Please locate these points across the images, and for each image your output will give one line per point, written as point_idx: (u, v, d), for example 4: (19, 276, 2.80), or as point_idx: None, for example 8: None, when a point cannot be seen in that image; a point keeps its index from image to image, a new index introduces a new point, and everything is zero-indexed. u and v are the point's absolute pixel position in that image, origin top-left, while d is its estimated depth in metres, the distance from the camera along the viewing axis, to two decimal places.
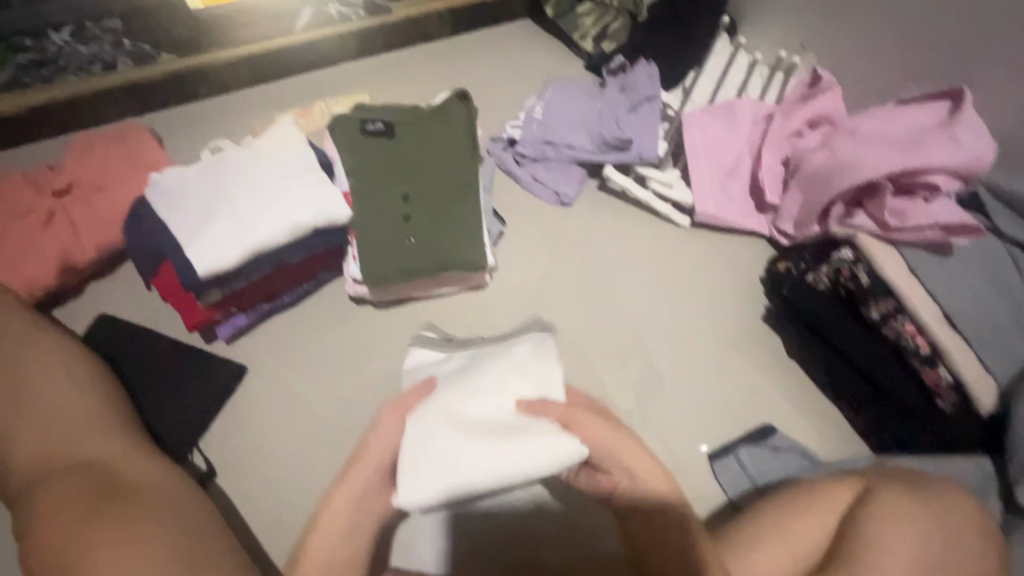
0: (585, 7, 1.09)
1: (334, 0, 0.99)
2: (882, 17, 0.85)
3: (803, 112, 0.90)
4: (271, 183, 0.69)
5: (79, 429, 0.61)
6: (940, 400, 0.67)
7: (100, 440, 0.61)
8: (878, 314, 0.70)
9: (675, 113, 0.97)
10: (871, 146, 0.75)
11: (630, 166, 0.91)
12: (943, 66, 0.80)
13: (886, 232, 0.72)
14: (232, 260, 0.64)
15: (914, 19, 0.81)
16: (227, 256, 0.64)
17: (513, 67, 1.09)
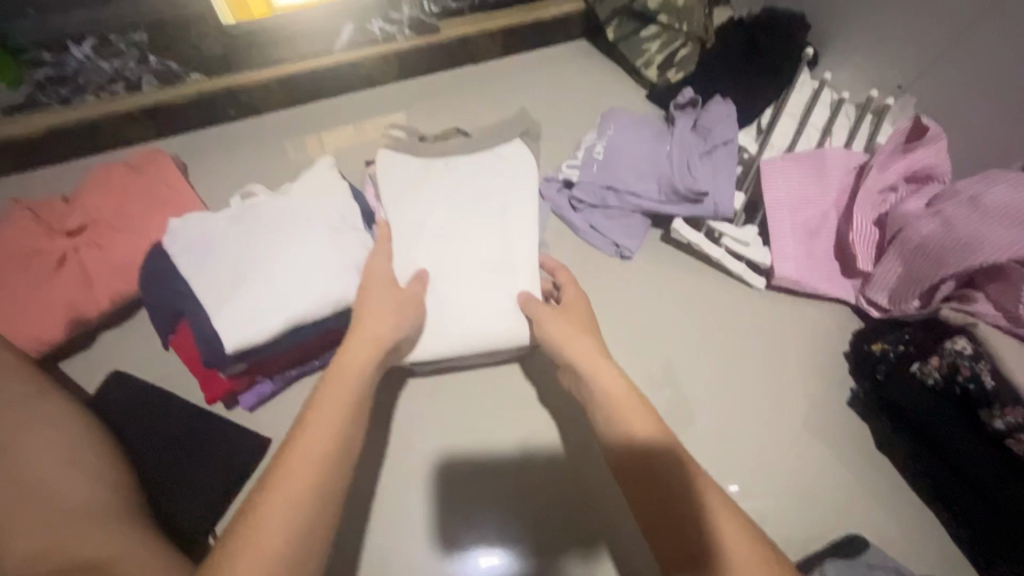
0: (650, 31, 0.99)
1: (377, 18, 0.91)
2: (1004, 64, 0.74)
3: (902, 165, 0.80)
4: (310, 243, 0.61)
5: (75, 526, 0.51)
6: None
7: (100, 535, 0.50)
8: (1002, 424, 0.60)
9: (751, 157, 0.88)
10: (997, 222, 0.65)
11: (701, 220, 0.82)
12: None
13: (1014, 326, 0.63)
14: (269, 333, 0.56)
15: None
16: (262, 329, 0.57)
17: (568, 95, 1.00)
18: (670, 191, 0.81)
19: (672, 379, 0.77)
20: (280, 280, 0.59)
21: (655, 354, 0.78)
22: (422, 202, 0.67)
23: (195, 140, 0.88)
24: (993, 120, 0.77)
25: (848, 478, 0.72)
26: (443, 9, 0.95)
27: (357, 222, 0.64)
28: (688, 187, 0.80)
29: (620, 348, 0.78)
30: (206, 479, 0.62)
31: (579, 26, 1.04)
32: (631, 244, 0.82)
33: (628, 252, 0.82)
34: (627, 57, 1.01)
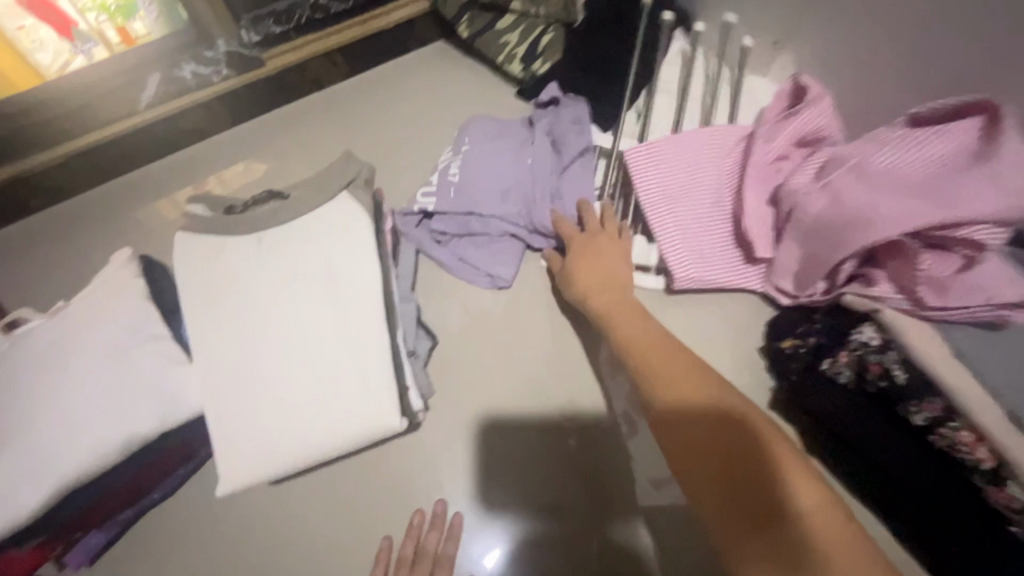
0: (505, 22, 0.89)
1: (188, 60, 0.79)
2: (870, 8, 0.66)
3: (789, 133, 0.72)
4: (87, 375, 0.51)
5: None
6: (1015, 527, 0.50)
7: None
8: (922, 419, 0.54)
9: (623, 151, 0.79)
10: (884, 191, 0.58)
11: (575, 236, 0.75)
12: (970, 60, 0.59)
13: (918, 308, 0.56)
14: (33, 507, 0.47)
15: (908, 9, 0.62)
16: (27, 501, 0.47)
17: (431, 112, 0.90)
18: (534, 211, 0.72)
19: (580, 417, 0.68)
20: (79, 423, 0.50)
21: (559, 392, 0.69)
22: (239, 288, 0.54)
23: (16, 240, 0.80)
24: (876, 66, 0.69)
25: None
26: (267, 36, 0.81)
27: (157, 329, 0.53)
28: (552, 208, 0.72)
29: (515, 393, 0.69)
30: None
31: (430, 28, 0.93)
32: (503, 273, 0.72)
33: (504, 282, 0.72)
34: (488, 55, 0.90)
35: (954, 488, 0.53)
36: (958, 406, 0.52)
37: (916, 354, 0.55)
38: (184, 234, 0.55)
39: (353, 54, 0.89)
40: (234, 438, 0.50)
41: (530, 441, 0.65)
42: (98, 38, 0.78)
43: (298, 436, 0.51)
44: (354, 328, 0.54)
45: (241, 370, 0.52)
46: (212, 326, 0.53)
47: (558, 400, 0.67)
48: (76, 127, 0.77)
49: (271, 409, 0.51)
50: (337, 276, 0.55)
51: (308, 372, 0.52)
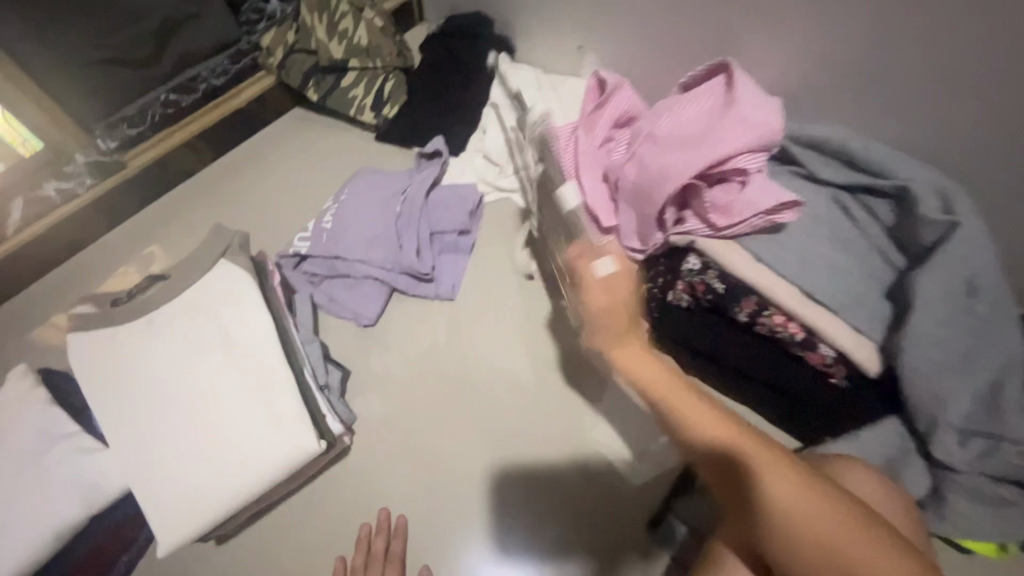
0: (349, 79, 0.98)
1: (49, 178, 0.83)
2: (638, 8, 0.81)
3: (603, 120, 0.85)
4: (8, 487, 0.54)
5: None
6: (834, 377, 0.64)
7: None
8: (746, 315, 0.67)
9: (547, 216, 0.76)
10: (670, 148, 0.71)
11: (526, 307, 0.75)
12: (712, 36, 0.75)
13: (718, 232, 0.69)
14: None
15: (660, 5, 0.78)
16: None
17: (302, 171, 0.97)
18: (397, 257, 0.80)
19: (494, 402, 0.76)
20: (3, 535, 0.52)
21: (470, 386, 0.77)
22: (138, 370, 0.58)
23: None
24: (654, 49, 0.83)
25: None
26: (124, 139, 0.87)
27: (67, 426, 0.57)
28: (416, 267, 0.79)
29: (434, 399, 0.77)
30: None
31: (284, 98, 1.01)
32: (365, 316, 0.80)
33: (367, 321, 0.80)
34: (341, 110, 0.99)
35: (782, 360, 0.66)
36: (764, 296, 0.65)
37: (726, 266, 0.67)
38: (74, 332, 0.59)
39: (215, 139, 0.95)
40: (158, 503, 0.54)
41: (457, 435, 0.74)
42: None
43: (226, 485, 0.55)
44: (255, 376, 0.59)
45: (152, 440, 0.56)
46: (117, 411, 0.57)
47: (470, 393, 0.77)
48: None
49: (194, 468, 0.55)
50: (232, 333, 0.61)
51: (216, 425, 0.57)
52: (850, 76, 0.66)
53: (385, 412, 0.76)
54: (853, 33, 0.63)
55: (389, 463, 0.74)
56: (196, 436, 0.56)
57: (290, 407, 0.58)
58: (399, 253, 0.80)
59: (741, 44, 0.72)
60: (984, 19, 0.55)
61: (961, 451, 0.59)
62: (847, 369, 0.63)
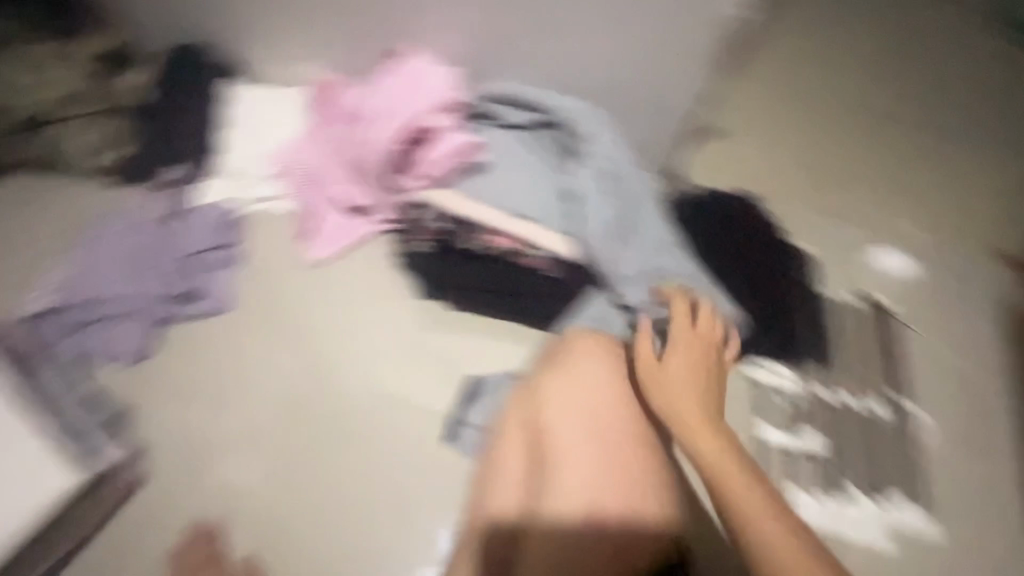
0: (64, 130, 0.94)
1: None
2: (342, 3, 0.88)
3: (331, 112, 0.95)
4: None
5: None
6: (550, 272, 0.82)
7: None
8: (473, 243, 0.84)
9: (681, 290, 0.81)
10: (381, 125, 0.86)
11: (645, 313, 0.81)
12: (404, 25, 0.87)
13: (435, 180, 0.80)
14: None
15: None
16: None
17: (35, 235, 0.90)
18: (152, 290, 0.82)
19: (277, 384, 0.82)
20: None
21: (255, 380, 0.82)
22: None
23: None
24: (346, 43, 0.93)
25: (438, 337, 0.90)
26: None
27: None
28: (175, 286, 0.83)
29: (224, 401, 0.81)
30: None
31: None
32: (116, 352, 0.80)
33: (131, 357, 0.80)
34: (58, 164, 0.95)
35: (509, 272, 0.83)
36: (482, 226, 0.84)
37: (451, 210, 0.84)
38: None
39: None
40: None
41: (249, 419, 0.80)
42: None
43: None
44: None
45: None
46: None
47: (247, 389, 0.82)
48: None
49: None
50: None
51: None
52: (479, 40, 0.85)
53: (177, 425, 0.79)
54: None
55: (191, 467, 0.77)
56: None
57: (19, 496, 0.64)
58: (146, 282, 0.82)
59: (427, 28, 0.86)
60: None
61: (640, 292, 0.79)
62: (553, 264, 0.81)
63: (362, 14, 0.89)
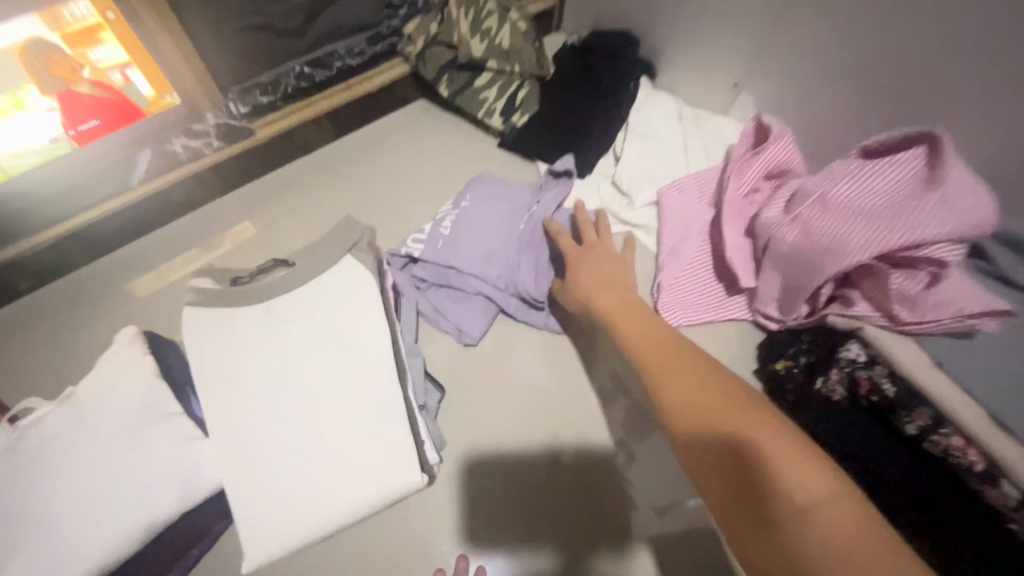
0: (483, 79, 0.95)
1: (177, 134, 0.81)
2: (849, 44, 0.71)
3: (758, 166, 0.78)
4: (131, 460, 0.50)
5: None
6: (1013, 524, 0.53)
7: None
8: (914, 428, 0.58)
9: None
10: (845, 220, 0.64)
11: None
12: (921, 98, 0.67)
13: (896, 324, 0.60)
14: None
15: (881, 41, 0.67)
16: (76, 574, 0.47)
17: (425, 168, 0.93)
18: (513, 279, 0.75)
19: (583, 453, 0.68)
20: (107, 520, 0.49)
21: (561, 435, 0.69)
22: (236, 350, 0.55)
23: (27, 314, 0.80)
24: (811, 92, 0.78)
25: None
26: (254, 106, 0.85)
27: (169, 406, 0.53)
28: (540, 288, 0.75)
29: (522, 442, 0.69)
30: None
31: (411, 88, 0.98)
32: (455, 330, 0.76)
33: (470, 338, 0.75)
34: (467, 110, 0.95)
35: (946, 486, 0.57)
36: (941, 413, 0.56)
37: (903, 369, 0.58)
38: (194, 282, 0.59)
39: (338, 119, 0.93)
40: None
41: (540, 480, 0.67)
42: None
43: (297, 513, 0.51)
44: None
45: (258, 428, 0.53)
46: None
47: (549, 441, 0.69)
48: (39, 222, 0.76)
49: (280, 519, 0.50)
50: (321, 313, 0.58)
51: (361, 420, 0.54)
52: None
53: (479, 421, 0.71)
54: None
55: (464, 505, 0.65)
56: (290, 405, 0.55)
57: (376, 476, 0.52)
58: (517, 273, 0.75)
59: (960, 111, 0.64)
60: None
61: None
62: None
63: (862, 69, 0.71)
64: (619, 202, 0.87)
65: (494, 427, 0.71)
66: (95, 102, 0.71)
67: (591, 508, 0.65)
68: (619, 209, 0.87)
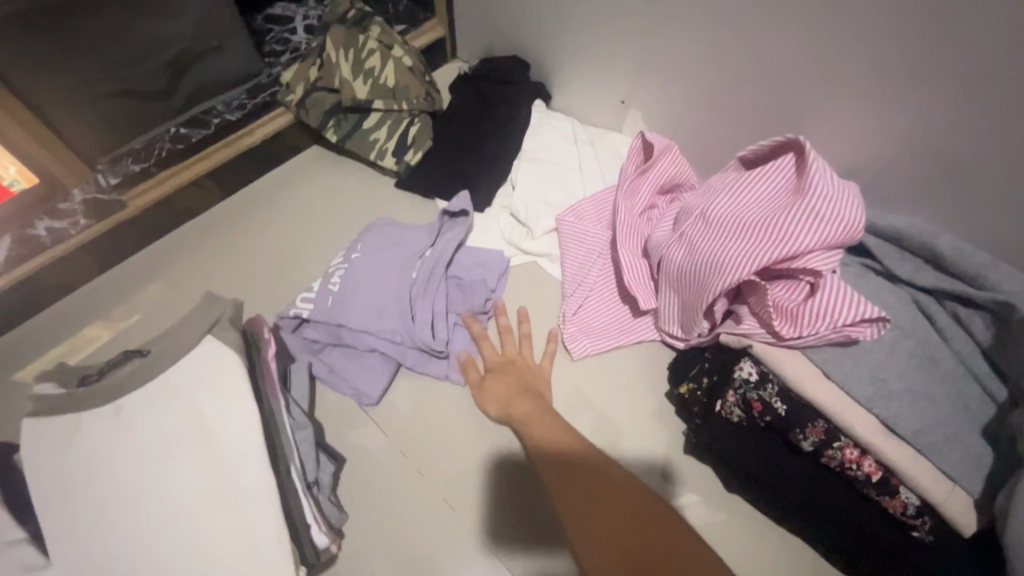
0: (371, 120, 0.92)
1: (41, 218, 0.77)
2: (717, 56, 0.71)
3: (648, 184, 0.77)
4: None
5: None
6: (914, 530, 0.53)
7: None
8: (811, 445, 0.56)
9: None
10: (725, 236, 0.63)
11: None
12: (790, 102, 0.67)
13: (782, 340, 0.58)
14: None
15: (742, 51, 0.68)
16: None
17: (321, 219, 0.90)
18: (408, 332, 0.73)
19: (493, 504, 0.66)
20: None
21: (470, 490, 0.67)
22: (83, 460, 0.51)
23: None
24: (692, 104, 0.78)
25: (699, 521, 0.65)
26: (126, 176, 0.82)
27: (7, 535, 0.48)
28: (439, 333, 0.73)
29: (431, 500, 0.66)
30: None
31: (300, 136, 0.94)
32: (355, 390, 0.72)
33: (370, 399, 0.71)
34: (359, 153, 0.92)
35: (848, 499, 0.56)
36: (835, 426, 0.55)
37: (792, 385, 0.57)
38: (43, 377, 0.56)
39: (224, 178, 0.89)
40: None
41: (451, 542, 0.64)
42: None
43: None
44: None
45: (110, 543, 0.48)
46: None
47: (460, 497, 0.66)
48: None
49: None
50: (177, 404, 0.54)
51: (228, 516, 0.50)
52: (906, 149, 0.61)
53: (385, 486, 0.67)
54: (936, 88, 0.56)
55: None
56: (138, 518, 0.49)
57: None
58: (414, 325, 0.72)
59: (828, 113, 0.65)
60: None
61: None
62: (930, 522, 0.53)
63: (733, 80, 0.71)
64: (519, 232, 0.85)
65: (402, 490, 0.67)
66: None
67: (504, 563, 0.62)
68: (520, 238, 0.85)
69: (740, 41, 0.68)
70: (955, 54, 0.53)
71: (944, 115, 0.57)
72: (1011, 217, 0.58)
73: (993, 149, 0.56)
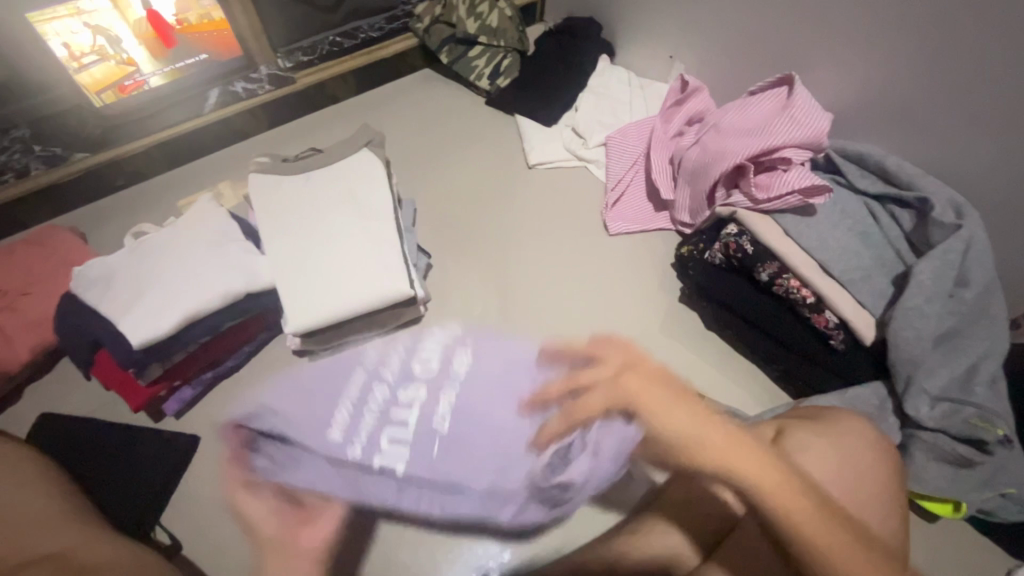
0: (474, 51, 1.20)
1: (238, 79, 1.07)
2: (743, 21, 0.95)
3: (681, 112, 1.02)
4: (199, 262, 0.73)
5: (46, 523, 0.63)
6: (833, 339, 0.75)
7: (64, 526, 0.63)
8: (767, 275, 0.79)
9: (1004, 437, 0.67)
10: (729, 136, 0.87)
11: (940, 442, 0.69)
12: (793, 57, 0.91)
13: (758, 206, 0.82)
14: (165, 328, 0.68)
15: (763, 15, 0.91)
16: (160, 327, 0.69)
17: (426, 117, 1.19)
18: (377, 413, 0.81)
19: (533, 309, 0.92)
20: (176, 303, 0.70)
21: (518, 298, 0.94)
22: (284, 204, 0.79)
23: (113, 206, 1.04)
24: (721, 59, 1.02)
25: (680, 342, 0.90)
26: (297, 63, 1.11)
27: (236, 234, 0.77)
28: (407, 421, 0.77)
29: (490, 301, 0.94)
30: (155, 466, 0.76)
31: (418, 58, 1.24)
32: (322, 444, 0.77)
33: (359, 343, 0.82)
34: (462, 75, 1.20)
35: (789, 318, 0.78)
36: (785, 263, 0.78)
37: (759, 235, 0.80)
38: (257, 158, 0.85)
39: (361, 78, 1.19)
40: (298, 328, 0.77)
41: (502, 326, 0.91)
42: (66, 43, 0.88)
43: (324, 308, 0.73)
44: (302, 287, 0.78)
45: (299, 248, 0.76)
46: None
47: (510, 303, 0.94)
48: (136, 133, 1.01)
49: (312, 310, 0.73)
50: (341, 184, 0.81)
51: (367, 251, 0.77)
52: (869, 91, 0.83)
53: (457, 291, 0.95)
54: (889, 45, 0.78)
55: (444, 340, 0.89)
56: (315, 242, 0.77)
57: (376, 292, 0.75)
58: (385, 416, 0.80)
59: (816, 64, 0.88)
60: (977, 43, 0.69)
61: (929, 412, 0.68)
62: (845, 333, 0.74)
63: (753, 38, 0.95)
64: (576, 142, 1.11)
65: (471, 293, 0.95)
66: (197, 41, 0.99)
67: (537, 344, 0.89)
68: (577, 147, 1.11)
69: (756, 9, 0.92)
70: (893, 20, 0.76)
71: (891, 66, 0.79)
72: (936, 145, 0.79)
73: (926, 91, 0.77)
